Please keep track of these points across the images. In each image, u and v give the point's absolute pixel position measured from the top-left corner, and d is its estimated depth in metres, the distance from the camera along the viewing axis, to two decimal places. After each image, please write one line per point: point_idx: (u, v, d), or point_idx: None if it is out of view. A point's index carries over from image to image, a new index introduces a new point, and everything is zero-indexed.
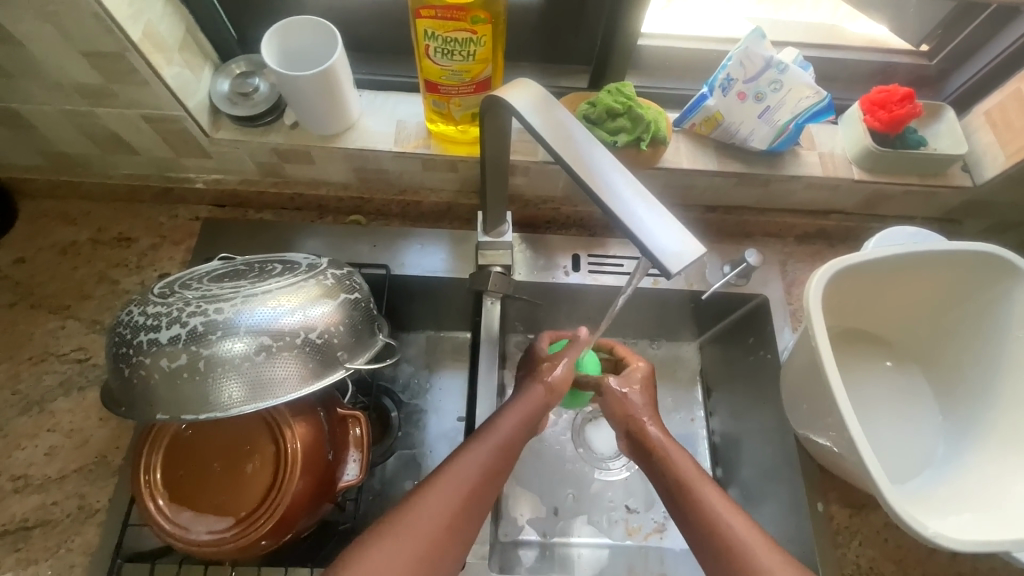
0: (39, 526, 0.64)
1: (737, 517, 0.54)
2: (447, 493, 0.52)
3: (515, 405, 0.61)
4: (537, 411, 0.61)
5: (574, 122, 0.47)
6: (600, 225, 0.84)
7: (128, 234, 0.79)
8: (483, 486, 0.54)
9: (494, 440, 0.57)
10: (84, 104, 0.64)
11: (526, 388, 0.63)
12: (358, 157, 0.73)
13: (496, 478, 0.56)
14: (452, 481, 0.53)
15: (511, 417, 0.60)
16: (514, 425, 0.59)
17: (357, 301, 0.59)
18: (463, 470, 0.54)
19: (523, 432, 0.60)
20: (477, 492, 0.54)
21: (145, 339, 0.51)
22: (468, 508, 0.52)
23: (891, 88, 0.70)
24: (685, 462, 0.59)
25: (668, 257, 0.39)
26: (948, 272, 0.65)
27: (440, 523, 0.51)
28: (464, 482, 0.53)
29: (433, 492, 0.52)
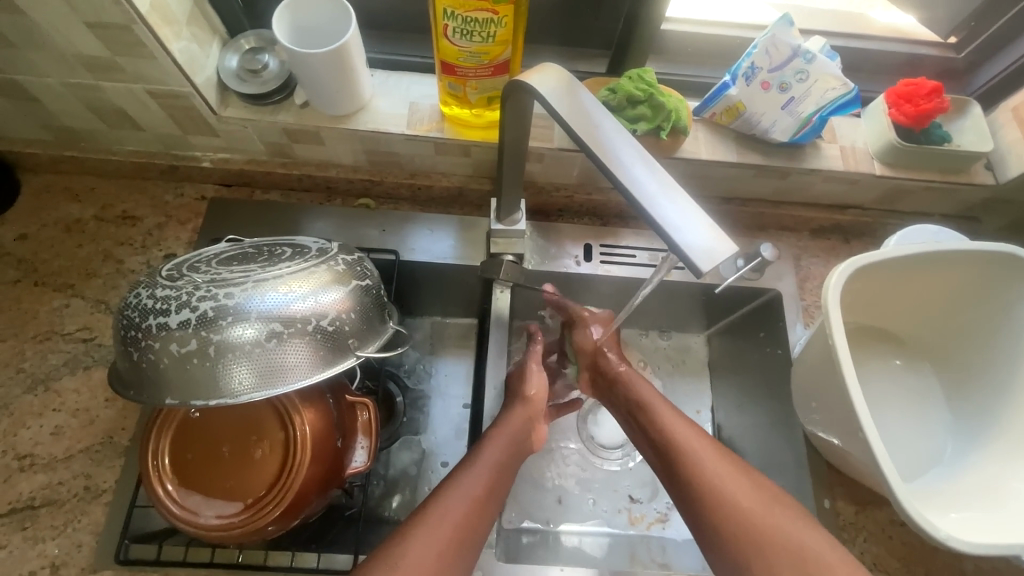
0: (45, 506, 0.63)
1: (729, 471, 0.58)
2: (434, 527, 0.52)
3: (499, 433, 0.62)
4: (518, 434, 0.63)
5: (601, 110, 0.45)
6: (613, 214, 0.82)
7: (132, 212, 0.78)
8: (473, 516, 0.54)
9: (483, 470, 0.58)
10: (89, 76, 0.62)
11: (511, 411, 0.66)
12: (370, 139, 0.72)
13: (489, 504, 0.57)
14: (439, 513, 0.53)
15: (495, 442, 0.61)
16: (498, 454, 0.60)
17: (368, 287, 0.58)
18: (453, 502, 0.54)
19: (509, 458, 0.61)
20: (467, 525, 0.54)
21: (153, 322, 0.50)
22: (459, 540, 0.52)
23: (919, 81, 0.69)
24: (669, 413, 0.65)
25: (698, 253, 0.38)
26: (969, 271, 0.64)
27: (430, 558, 0.50)
28: (451, 515, 0.53)
29: (422, 527, 0.52)
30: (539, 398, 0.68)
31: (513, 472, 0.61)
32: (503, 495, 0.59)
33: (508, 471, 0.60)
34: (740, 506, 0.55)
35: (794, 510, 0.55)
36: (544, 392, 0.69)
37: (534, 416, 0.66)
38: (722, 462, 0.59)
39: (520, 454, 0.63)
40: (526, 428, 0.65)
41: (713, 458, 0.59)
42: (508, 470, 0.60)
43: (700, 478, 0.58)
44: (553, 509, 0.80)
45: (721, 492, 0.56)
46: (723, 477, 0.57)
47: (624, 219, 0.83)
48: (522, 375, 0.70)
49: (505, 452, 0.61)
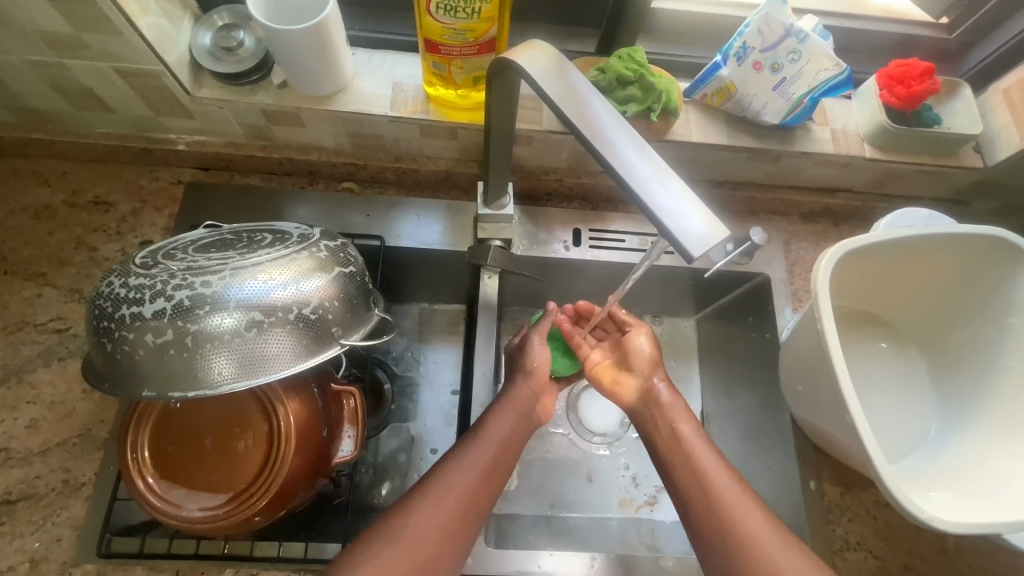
0: (23, 501, 0.62)
1: (757, 519, 0.51)
2: (439, 498, 0.51)
3: (503, 407, 0.61)
4: (523, 408, 0.62)
5: (594, 93, 0.43)
6: (603, 199, 0.81)
7: (105, 197, 0.75)
8: (478, 489, 0.53)
9: (488, 443, 0.56)
10: (53, 54, 0.59)
11: (515, 386, 0.64)
12: (352, 121, 0.69)
13: (495, 477, 0.55)
14: (443, 484, 0.52)
15: (501, 416, 0.59)
16: (503, 428, 0.58)
17: (351, 274, 0.56)
18: (460, 473, 0.53)
19: (515, 432, 0.59)
20: (473, 498, 0.52)
21: (127, 313, 0.48)
22: (464, 512, 0.51)
23: (912, 61, 0.67)
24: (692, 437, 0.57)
25: (690, 239, 0.37)
26: (958, 255, 0.63)
27: (435, 528, 0.50)
28: (455, 486, 0.52)
29: (427, 498, 0.51)
30: (544, 368, 0.65)
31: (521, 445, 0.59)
32: (512, 465, 0.57)
33: (515, 444, 0.59)
34: (726, 511, 0.52)
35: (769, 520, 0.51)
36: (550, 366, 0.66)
37: (540, 390, 0.64)
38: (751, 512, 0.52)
39: (529, 428, 0.62)
40: (532, 402, 0.63)
41: (742, 502, 0.52)
42: (518, 441, 0.59)
43: (712, 501, 0.53)
44: (546, 496, 0.79)
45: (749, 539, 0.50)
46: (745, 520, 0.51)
47: (614, 203, 0.82)
48: (525, 351, 0.67)
49: (510, 426, 0.59)
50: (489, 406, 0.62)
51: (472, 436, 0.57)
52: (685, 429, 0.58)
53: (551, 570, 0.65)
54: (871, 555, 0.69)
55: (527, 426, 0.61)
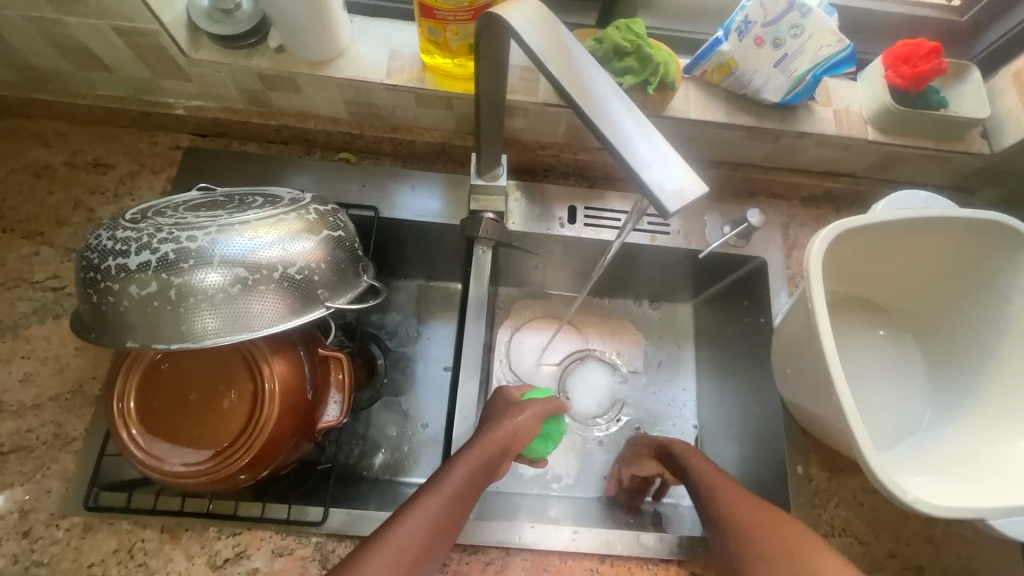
0: (14, 452, 0.63)
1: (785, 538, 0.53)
2: (391, 553, 0.48)
3: (471, 452, 0.58)
4: (493, 457, 0.59)
5: (593, 65, 0.42)
6: (600, 175, 0.80)
7: (104, 159, 0.75)
8: (431, 545, 0.51)
9: (445, 497, 0.54)
10: (51, 10, 0.59)
11: (479, 435, 0.60)
12: (348, 88, 0.69)
13: (449, 533, 0.53)
14: (397, 538, 0.50)
15: (466, 462, 0.57)
16: (465, 476, 0.56)
17: (340, 239, 0.56)
18: (413, 526, 0.51)
19: (476, 481, 0.57)
20: (425, 554, 0.50)
21: (114, 264, 0.48)
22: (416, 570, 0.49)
23: (919, 41, 0.66)
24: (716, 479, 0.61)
25: (668, 195, 0.37)
26: (957, 240, 0.62)
27: None
28: (412, 542, 0.50)
29: (377, 551, 0.48)
30: (523, 429, 0.63)
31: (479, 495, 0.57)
32: (465, 518, 0.55)
33: (473, 493, 0.56)
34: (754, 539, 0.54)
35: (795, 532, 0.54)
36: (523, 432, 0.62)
37: (515, 441, 0.62)
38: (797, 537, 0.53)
39: (485, 481, 0.58)
40: (502, 455, 0.60)
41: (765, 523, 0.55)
42: (469, 499, 0.56)
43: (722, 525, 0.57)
44: (535, 475, 0.79)
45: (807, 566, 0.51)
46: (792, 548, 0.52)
47: (611, 180, 0.81)
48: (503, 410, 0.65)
49: (469, 476, 0.56)
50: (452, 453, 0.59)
51: (435, 483, 0.55)
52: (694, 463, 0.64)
53: (532, 541, 0.65)
54: (857, 542, 0.69)
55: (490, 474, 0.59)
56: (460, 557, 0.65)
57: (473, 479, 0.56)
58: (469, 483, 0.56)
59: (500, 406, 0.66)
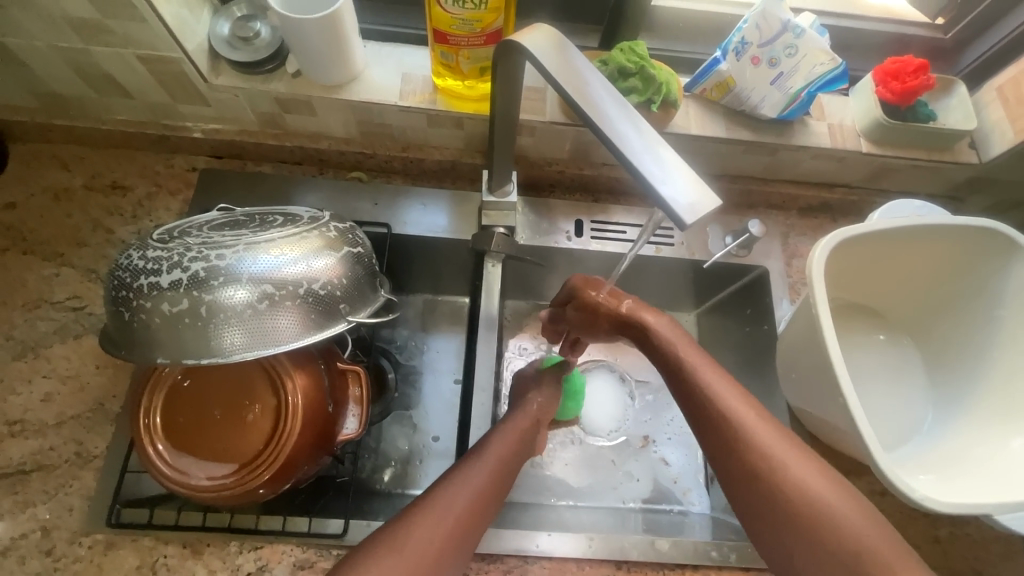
0: (36, 471, 0.64)
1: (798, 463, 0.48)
2: (443, 507, 0.50)
3: (507, 427, 0.62)
4: (527, 431, 0.63)
5: (607, 88, 0.45)
6: (604, 190, 0.83)
7: (122, 182, 0.77)
8: (481, 504, 0.53)
9: (483, 471, 0.55)
10: (78, 40, 0.61)
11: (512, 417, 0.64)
12: (362, 109, 0.71)
13: (497, 495, 0.55)
14: (448, 494, 0.52)
15: (505, 434, 0.61)
16: (507, 444, 0.59)
17: (359, 255, 0.58)
18: (463, 485, 0.53)
19: (517, 452, 0.60)
20: (476, 510, 0.52)
21: (145, 283, 0.50)
22: (467, 525, 0.50)
23: (906, 58, 0.70)
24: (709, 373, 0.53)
25: (682, 208, 0.39)
26: (951, 245, 0.65)
27: (438, 538, 0.48)
28: (462, 497, 0.52)
29: (421, 518, 0.49)
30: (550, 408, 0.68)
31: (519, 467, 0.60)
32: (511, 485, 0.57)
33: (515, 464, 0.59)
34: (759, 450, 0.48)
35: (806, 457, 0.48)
36: (546, 408, 0.68)
37: (540, 423, 0.67)
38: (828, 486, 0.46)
39: (524, 456, 0.62)
40: (535, 428, 0.65)
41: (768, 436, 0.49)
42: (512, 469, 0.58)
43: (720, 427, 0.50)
44: (547, 484, 0.80)
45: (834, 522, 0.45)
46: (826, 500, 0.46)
47: (615, 195, 0.83)
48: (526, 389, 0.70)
49: (510, 449, 0.59)
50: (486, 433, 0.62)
51: (478, 451, 0.58)
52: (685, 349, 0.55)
53: (548, 549, 0.66)
54: None
55: (526, 449, 0.62)
56: (479, 567, 0.66)
57: (513, 448, 0.59)
58: (511, 452, 0.59)
59: (521, 386, 0.71)
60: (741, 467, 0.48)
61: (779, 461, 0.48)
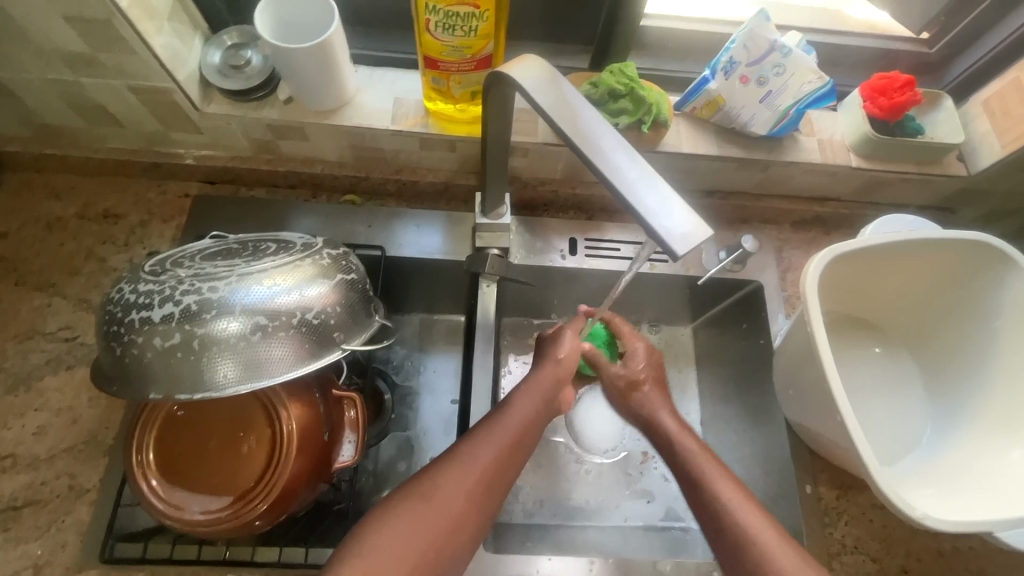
0: (28, 506, 0.63)
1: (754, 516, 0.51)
2: (463, 468, 0.51)
3: (527, 386, 0.60)
4: (549, 390, 0.60)
5: (597, 118, 0.45)
6: (598, 208, 0.83)
7: (115, 210, 0.77)
8: (501, 466, 0.53)
9: (510, 423, 0.55)
10: (69, 72, 0.61)
11: (541, 369, 0.62)
12: (355, 134, 0.72)
13: (519, 454, 0.55)
14: (468, 455, 0.52)
15: (525, 396, 0.58)
16: (528, 406, 0.58)
17: (353, 281, 0.58)
18: (483, 444, 0.53)
19: (538, 412, 0.58)
20: (497, 471, 0.52)
21: (137, 317, 0.50)
22: (487, 488, 0.51)
23: (893, 74, 0.70)
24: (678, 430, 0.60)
25: (674, 238, 0.39)
26: (944, 259, 0.65)
27: (460, 498, 0.50)
28: (481, 459, 0.52)
29: (450, 469, 0.51)
30: (572, 361, 0.63)
31: (542, 425, 0.58)
32: (531, 447, 0.57)
33: (537, 423, 0.58)
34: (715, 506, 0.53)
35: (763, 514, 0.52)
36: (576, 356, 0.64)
37: (563, 379, 0.62)
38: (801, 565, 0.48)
39: (550, 413, 0.60)
40: (557, 386, 0.61)
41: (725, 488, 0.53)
42: (539, 426, 0.58)
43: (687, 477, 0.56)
44: (547, 505, 0.79)
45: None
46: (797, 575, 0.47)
47: (609, 213, 0.84)
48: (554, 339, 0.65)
49: (538, 405, 0.58)
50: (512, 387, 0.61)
51: (498, 410, 0.57)
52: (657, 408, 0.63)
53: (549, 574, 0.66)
54: (869, 559, 0.70)
55: (550, 409, 0.60)
56: None
57: (534, 408, 0.58)
58: (531, 413, 0.57)
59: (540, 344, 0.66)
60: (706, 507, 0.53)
61: (748, 532, 0.50)
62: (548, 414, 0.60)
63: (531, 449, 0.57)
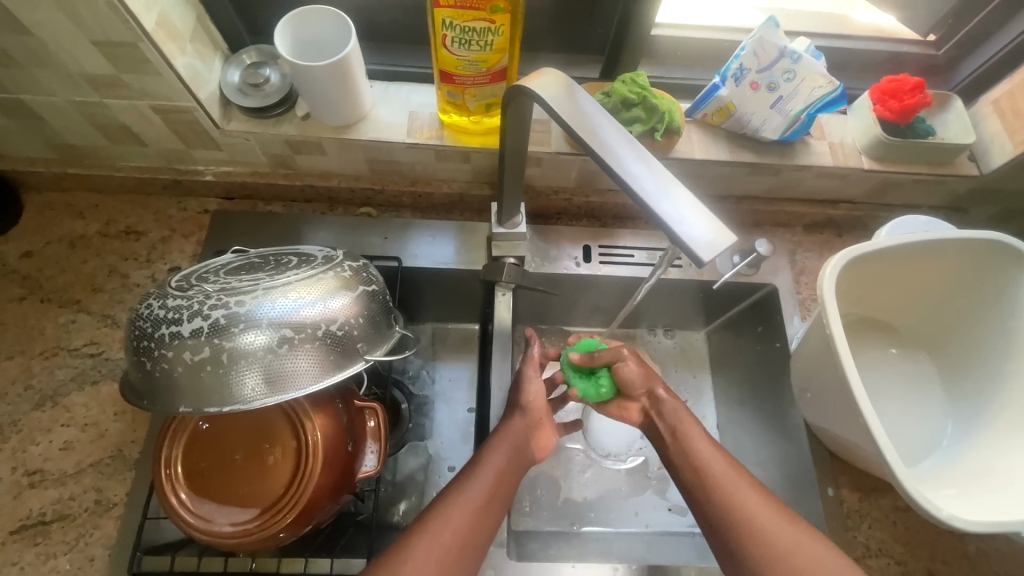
0: (57, 521, 0.64)
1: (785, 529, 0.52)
2: (434, 535, 0.52)
3: (499, 439, 0.61)
4: (520, 440, 0.61)
5: (615, 131, 0.46)
6: (610, 215, 0.84)
7: (136, 227, 0.79)
8: (475, 525, 0.54)
9: (482, 481, 0.56)
10: (94, 94, 0.63)
11: (510, 421, 0.63)
12: (371, 148, 0.73)
13: (494, 510, 0.56)
14: (440, 519, 0.53)
15: (496, 449, 0.59)
16: (499, 461, 0.58)
17: (374, 292, 0.59)
18: (456, 506, 0.54)
19: (510, 466, 0.59)
20: (471, 530, 0.53)
21: (167, 332, 0.51)
22: (462, 548, 0.52)
23: (903, 77, 0.71)
24: (697, 439, 0.59)
25: (699, 245, 0.40)
26: (958, 259, 0.65)
27: (432, 563, 0.51)
28: (453, 521, 0.53)
29: (422, 534, 0.52)
30: (538, 405, 0.65)
31: (516, 478, 0.59)
32: (507, 500, 0.58)
33: (511, 477, 0.59)
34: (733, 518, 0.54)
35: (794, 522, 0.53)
36: (544, 398, 0.66)
37: (535, 425, 0.64)
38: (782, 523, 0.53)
39: (523, 462, 0.61)
40: (528, 435, 0.63)
41: (750, 498, 0.54)
42: (512, 477, 0.59)
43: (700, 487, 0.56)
44: (567, 512, 0.79)
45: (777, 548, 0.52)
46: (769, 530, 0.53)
47: (621, 219, 0.84)
48: (518, 384, 0.67)
49: (508, 458, 0.59)
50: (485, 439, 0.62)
51: (470, 468, 0.58)
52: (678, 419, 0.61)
53: None
54: (894, 562, 0.69)
55: (523, 458, 0.61)
56: None
57: (506, 464, 0.59)
58: (503, 468, 0.58)
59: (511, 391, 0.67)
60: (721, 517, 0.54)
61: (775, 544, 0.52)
62: (523, 462, 0.61)
63: (508, 500, 0.58)
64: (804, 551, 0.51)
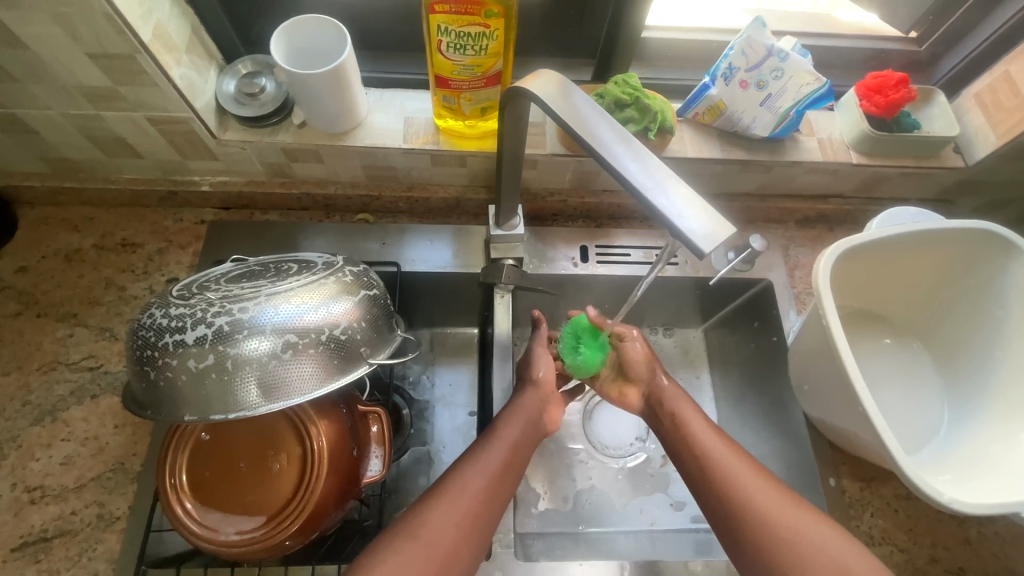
0: (58, 537, 0.63)
1: (793, 512, 0.53)
2: (454, 500, 0.52)
3: (513, 412, 0.63)
4: (532, 415, 0.64)
5: (607, 121, 0.47)
6: (606, 215, 0.85)
7: (132, 239, 0.78)
8: (491, 492, 0.54)
9: (497, 450, 0.58)
10: (90, 107, 0.63)
11: (524, 395, 0.66)
12: (368, 154, 0.73)
13: (508, 480, 0.57)
14: (458, 486, 0.53)
15: (511, 421, 0.62)
16: (515, 433, 0.61)
17: (375, 297, 0.59)
18: (471, 475, 0.55)
19: (524, 435, 0.61)
20: (487, 497, 0.54)
21: (169, 340, 0.51)
22: (480, 513, 0.53)
23: (887, 73, 0.73)
24: (698, 422, 0.63)
25: (698, 237, 0.41)
26: (948, 248, 0.67)
27: (451, 527, 0.51)
28: (470, 488, 0.54)
29: (441, 500, 0.52)
30: (549, 378, 0.69)
31: (530, 451, 0.61)
32: (520, 471, 0.59)
33: (523, 447, 0.61)
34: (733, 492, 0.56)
35: (802, 507, 0.54)
36: (553, 373, 0.70)
37: (546, 398, 0.67)
38: (795, 513, 0.53)
39: (535, 433, 0.64)
40: (540, 408, 0.66)
41: (748, 475, 0.57)
42: (523, 448, 0.61)
43: (702, 465, 0.59)
44: (571, 512, 0.79)
45: (793, 537, 0.52)
46: (777, 516, 0.53)
47: (616, 219, 0.85)
48: (529, 361, 0.70)
49: (521, 429, 0.61)
50: (497, 416, 0.64)
51: (485, 437, 0.59)
52: (674, 399, 0.66)
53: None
54: (896, 549, 0.70)
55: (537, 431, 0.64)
56: None
57: (520, 434, 0.61)
58: (518, 439, 0.60)
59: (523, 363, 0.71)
60: (721, 491, 0.56)
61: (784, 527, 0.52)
62: (535, 435, 0.64)
63: (521, 471, 0.59)
64: (812, 536, 0.52)
